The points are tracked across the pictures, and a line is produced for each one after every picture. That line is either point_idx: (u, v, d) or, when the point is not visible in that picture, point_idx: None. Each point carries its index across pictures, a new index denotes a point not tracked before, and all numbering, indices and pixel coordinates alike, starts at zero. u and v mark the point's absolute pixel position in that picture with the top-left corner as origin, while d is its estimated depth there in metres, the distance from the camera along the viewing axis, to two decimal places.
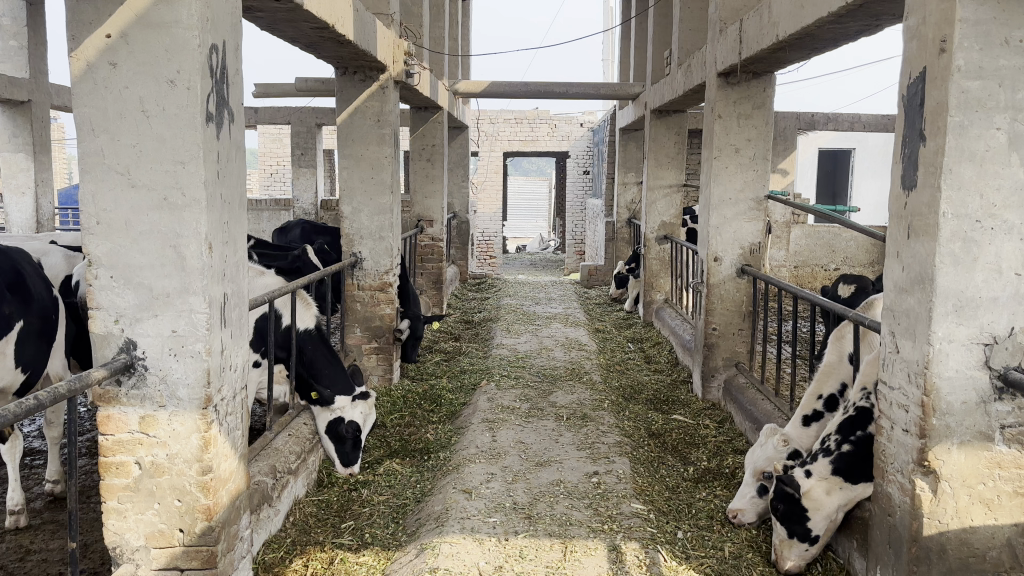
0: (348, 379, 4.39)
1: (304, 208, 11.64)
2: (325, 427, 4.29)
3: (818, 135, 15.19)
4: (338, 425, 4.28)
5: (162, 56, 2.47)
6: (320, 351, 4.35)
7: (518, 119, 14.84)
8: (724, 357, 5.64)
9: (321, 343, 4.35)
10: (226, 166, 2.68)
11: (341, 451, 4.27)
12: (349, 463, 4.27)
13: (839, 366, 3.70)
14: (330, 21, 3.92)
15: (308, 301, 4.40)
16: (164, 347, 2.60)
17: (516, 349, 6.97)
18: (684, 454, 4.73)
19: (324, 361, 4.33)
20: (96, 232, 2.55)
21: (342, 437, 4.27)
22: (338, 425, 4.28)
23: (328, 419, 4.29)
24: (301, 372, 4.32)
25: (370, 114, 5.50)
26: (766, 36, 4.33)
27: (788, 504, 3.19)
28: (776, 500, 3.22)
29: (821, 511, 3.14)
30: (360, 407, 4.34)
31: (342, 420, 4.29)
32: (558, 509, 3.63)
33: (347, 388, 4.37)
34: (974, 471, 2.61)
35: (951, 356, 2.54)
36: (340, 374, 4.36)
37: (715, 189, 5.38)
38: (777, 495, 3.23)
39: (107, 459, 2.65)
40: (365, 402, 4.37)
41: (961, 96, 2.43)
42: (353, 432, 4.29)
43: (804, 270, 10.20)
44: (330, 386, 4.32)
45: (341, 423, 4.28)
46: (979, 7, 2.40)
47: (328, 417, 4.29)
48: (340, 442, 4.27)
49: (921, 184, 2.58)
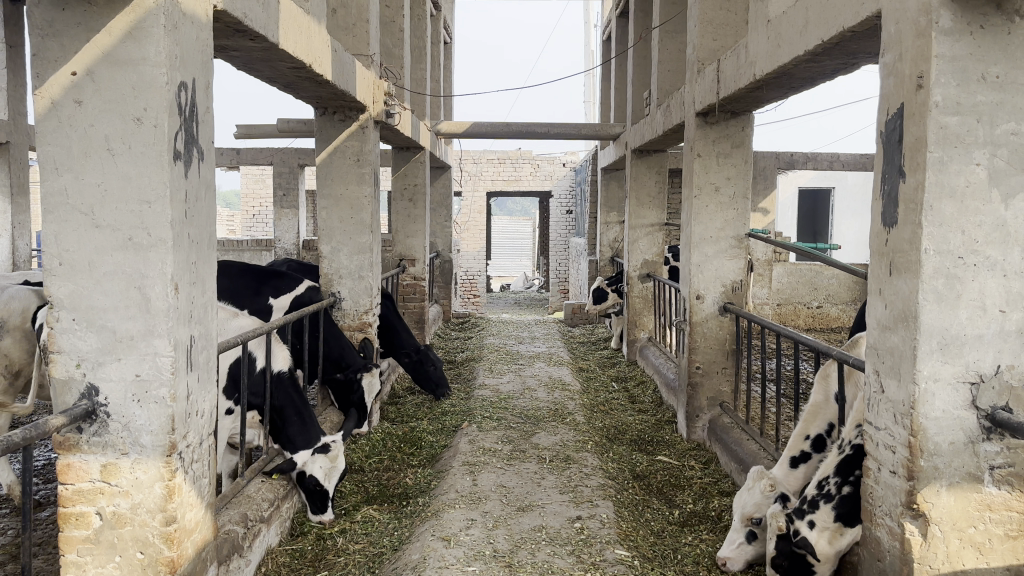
0: (313, 429, 4.18)
1: (286, 248, 11.61)
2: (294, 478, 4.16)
3: (797, 174, 15.34)
4: (303, 480, 4.13)
5: (129, 94, 2.41)
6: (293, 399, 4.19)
7: (501, 159, 14.86)
8: (708, 396, 5.55)
9: (286, 394, 4.19)
10: (194, 206, 2.62)
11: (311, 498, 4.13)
12: (319, 513, 4.11)
13: (826, 406, 3.60)
14: (307, 60, 3.88)
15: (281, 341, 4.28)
16: (127, 393, 2.50)
17: (499, 390, 6.86)
18: (669, 496, 4.63)
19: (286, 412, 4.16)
20: (58, 274, 2.47)
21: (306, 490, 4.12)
22: (303, 479, 4.13)
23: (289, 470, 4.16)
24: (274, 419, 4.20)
25: (350, 154, 5.46)
26: (743, 75, 4.35)
27: (792, 560, 3.02)
28: (779, 557, 3.04)
29: (830, 563, 2.97)
30: (320, 460, 4.13)
31: (305, 472, 4.12)
32: (540, 556, 3.52)
33: (310, 438, 4.16)
34: (964, 513, 2.54)
35: (938, 396, 2.48)
36: (303, 423, 4.16)
37: (696, 228, 5.36)
38: (779, 552, 3.03)
39: (67, 509, 2.54)
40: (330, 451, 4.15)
41: (939, 131, 2.41)
42: (319, 484, 4.11)
43: (787, 307, 10.21)
44: (292, 437, 4.14)
45: (306, 478, 4.12)
46: (955, 43, 2.39)
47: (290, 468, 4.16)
48: (311, 492, 4.12)
49: (901, 220, 2.56)
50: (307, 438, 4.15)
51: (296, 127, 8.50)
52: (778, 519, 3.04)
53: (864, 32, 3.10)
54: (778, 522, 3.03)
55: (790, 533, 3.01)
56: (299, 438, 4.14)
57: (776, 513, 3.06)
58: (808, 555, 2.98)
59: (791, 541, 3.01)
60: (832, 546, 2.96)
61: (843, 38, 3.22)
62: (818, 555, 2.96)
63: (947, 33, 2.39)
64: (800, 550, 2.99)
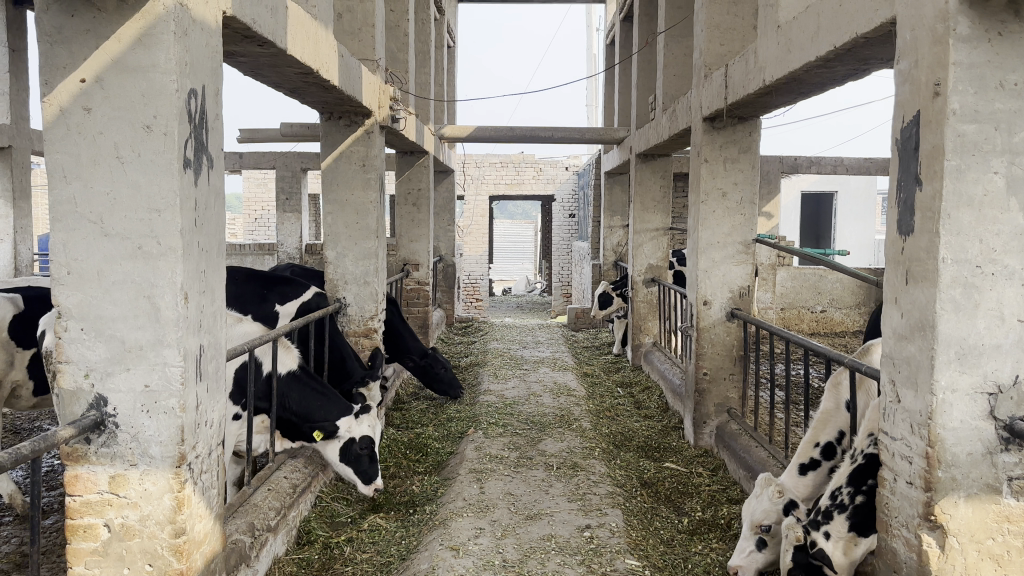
0: (340, 401, 4.30)
1: (289, 252, 11.59)
2: (340, 454, 4.34)
3: (800, 178, 15.32)
4: (351, 446, 4.33)
5: (139, 101, 2.39)
6: (307, 391, 4.23)
7: (503, 163, 14.84)
8: (715, 403, 5.52)
9: (304, 387, 4.23)
10: (204, 214, 2.60)
11: (359, 470, 4.35)
12: (370, 480, 4.36)
13: (836, 414, 3.57)
14: (314, 66, 3.86)
15: (287, 344, 4.29)
16: (136, 403, 2.47)
17: (504, 395, 6.82)
18: (678, 504, 4.60)
19: (310, 401, 4.21)
20: (66, 283, 2.45)
21: (358, 458, 4.34)
22: (351, 446, 4.33)
23: (336, 446, 4.33)
24: (291, 417, 4.21)
25: (355, 159, 5.43)
26: (752, 81, 4.33)
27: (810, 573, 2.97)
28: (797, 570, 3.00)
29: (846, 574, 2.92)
30: (365, 420, 4.36)
31: (353, 438, 4.33)
32: (550, 566, 3.49)
33: (343, 408, 4.29)
34: (982, 525, 2.51)
35: (956, 406, 2.46)
36: (332, 402, 4.26)
37: (703, 233, 5.33)
38: (797, 563, 2.99)
39: (74, 522, 2.51)
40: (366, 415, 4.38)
41: (956, 139, 2.38)
42: (366, 448, 4.34)
43: (790, 311, 10.18)
44: (326, 416, 4.24)
45: (353, 443, 4.33)
46: (973, 50, 2.37)
47: (337, 445, 4.33)
48: (358, 459, 4.34)
49: (917, 229, 2.53)
50: (341, 412, 4.27)
51: (299, 132, 8.48)
52: (795, 530, 3.02)
53: (876, 38, 3.08)
54: (794, 533, 3.01)
55: (806, 544, 2.98)
56: (333, 415, 4.24)
57: (792, 524, 3.04)
58: (826, 567, 2.93)
59: (808, 553, 2.97)
60: (847, 558, 2.92)
61: (855, 44, 3.20)
62: (835, 566, 2.92)
63: (964, 40, 2.36)
64: (817, 562, 2.94)
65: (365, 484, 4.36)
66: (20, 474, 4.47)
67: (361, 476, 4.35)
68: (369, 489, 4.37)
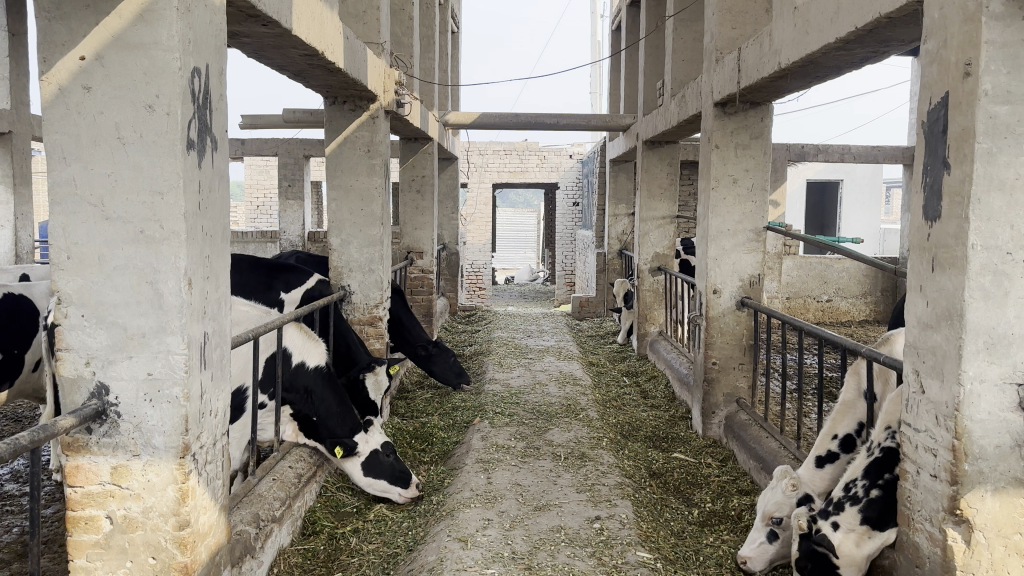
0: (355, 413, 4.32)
1: (291, 240, 11.52)
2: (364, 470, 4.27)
3: (806, 167, 15.20)
4: (376, 456, 4.30)
5: (141, 80, 2.31)
6: (329, 398, 4.19)
7: (507, 150, 14.75)
8: (724, 393, 5.44)
9: (328, 385, 4.19)
10: (208, 197, 2.52)
11: (394, 478, 4.28)
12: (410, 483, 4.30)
13: (856, 404, 3.49)
14: (319, 47, 3.77)
15: (314, 337, 4.27)
16: (139, 392, 2.40)
17: (509, 384, 6.76)
18: (687, 495, 4.55)
19: (333, 403, 4.20)
20: (66, 267, 2.37)
21: (389, 467, 4.29)
22: (377, 456, 4.30)
23: (359, 462, 4.28)
24: (306, 414, 4.19)
25: (359, 144, 5.34)
26: (766, 64, 4.23)
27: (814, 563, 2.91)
28: (803, 560, 2.94)
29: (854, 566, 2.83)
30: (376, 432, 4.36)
31: (377, 449, 4.31)
32: (559, 558, 3.43)
33: (351, 427, 4.27)
34: (1010, 520, 2.44)
35: (983, 398, 2.38)
36: (349, 412, 4.26)
37: (713, 221, 5.24)
38: (802, 553, 2.94)
39: (76, 512, 2.44)
40: (373, 426, 4.38)
41: (988, 121, 2.30)
42: (392, 454, 4.35)
43: (797, 301, 10.10)
44: (332, 430, 4.21)
45: (378, 452, 4.31)
46: (1006, 28, 2.28)
47: (358, 462, 4.28)
48: (391, 471, 4.29)
49: (945, 215, 2.45)
50: (353, 427, 4.27)
51: (302, 118, 8.39)
52: (800, 517, 2.95)
53: (900, 18, 2.99)
54: (801, 521, 2.95)
55: (812, 532, 2.94)
56: (345, 431, 4.23)
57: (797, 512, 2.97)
58: (831, 554, 2.87)
59: (813, 540, 2.92)
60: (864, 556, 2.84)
61: (877, 25, 3.10)
62: (842, 556, 2.84)
63: (997, 18, 2.28)
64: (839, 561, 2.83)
65: (405, 489, 4.29)
66: (17, 461, 4.45)
67: (398, 483, 4.28)
68: (406, 496, 4.28)
